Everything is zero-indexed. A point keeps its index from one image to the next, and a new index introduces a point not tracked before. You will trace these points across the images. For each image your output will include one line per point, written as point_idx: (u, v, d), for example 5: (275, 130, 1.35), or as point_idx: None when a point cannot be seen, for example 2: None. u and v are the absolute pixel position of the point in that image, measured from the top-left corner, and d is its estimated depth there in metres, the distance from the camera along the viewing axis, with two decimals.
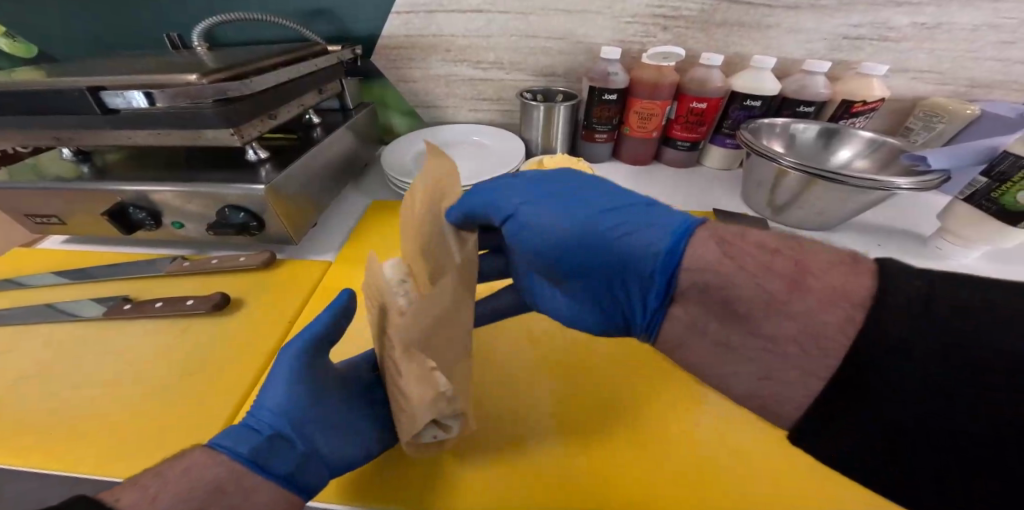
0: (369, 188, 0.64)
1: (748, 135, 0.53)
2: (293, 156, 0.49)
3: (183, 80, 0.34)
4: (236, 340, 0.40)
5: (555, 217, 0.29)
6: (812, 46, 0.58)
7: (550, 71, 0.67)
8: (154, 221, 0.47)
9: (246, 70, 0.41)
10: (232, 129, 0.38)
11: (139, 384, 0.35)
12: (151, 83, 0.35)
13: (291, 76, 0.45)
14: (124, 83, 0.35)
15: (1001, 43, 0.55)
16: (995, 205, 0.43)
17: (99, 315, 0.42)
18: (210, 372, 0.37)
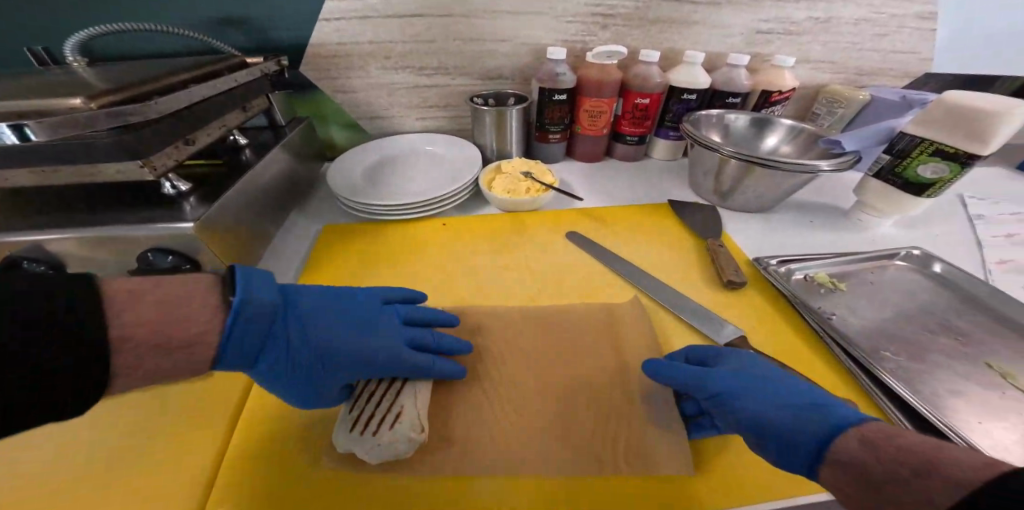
0: (317, 211, 0.59)
1: (690, 128, 0.56)
2: (223, 185, 0.43)
3: (67, 106, 0.29)
4: (192, 398, 0.34)
5: (755, 384, 0.30)
6: (732, 40, 0.62)
7: (496, 73, 0.65)
8: None
9: (148, 90, 0.35)
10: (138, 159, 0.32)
11: (70, 469, 0.29)
12: (27, 111, 0.29)
13: (208, 94, 0.39)
14: None
15: (878, 35, 0.61)
16: (900, 179, 0.49)
17: None
18: (163, 439, 0.31)
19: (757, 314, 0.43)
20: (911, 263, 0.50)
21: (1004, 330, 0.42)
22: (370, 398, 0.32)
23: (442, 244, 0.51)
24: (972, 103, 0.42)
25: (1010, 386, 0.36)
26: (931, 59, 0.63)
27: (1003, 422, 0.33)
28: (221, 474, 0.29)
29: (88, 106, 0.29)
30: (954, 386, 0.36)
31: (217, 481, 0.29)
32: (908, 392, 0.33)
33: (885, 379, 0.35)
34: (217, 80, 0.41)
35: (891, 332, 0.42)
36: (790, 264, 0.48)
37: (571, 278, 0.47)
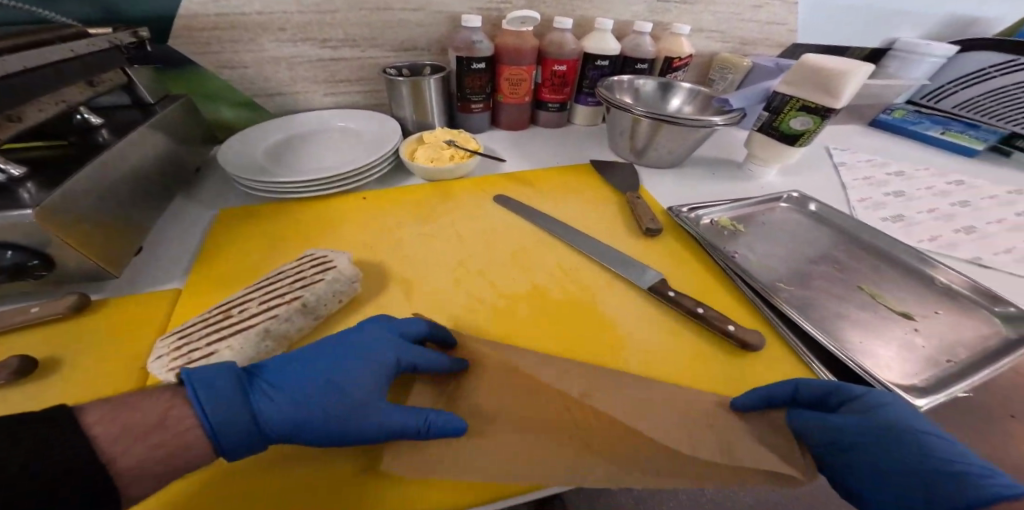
0: (212, 197, 0.52)
1: (605, 93, 0.59)
2: (73, 167, 0.36)
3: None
4: (66, 409, 0.29)
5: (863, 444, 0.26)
6: (636, 9, 0.65)
7: (410, 44, 0.62)
8: (12, 273, 0.32)
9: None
10: None
11: None
12: None
13: (33, 62, 0.33)
14: None
15: (756, 7, 0.68)
16: (777, 132, 0.56)
17: None
18: None
19: (672, 258, 0.47)
20: (793, 204, 0.58)
21: (867, 257, 0.50)
22: (208, 333, 0.31)
23: (363, 218, 0.48)
24: (826, 64, 0.49)
25: (880, 306, 0.44)
26: (798, 30, 0.73)
27: (878, 340, 0.40)
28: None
29: None
30: (836, 310, 0.43)
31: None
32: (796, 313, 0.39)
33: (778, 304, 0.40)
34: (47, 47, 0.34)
35: (780, 265, 0.48)
36: (698, 210, 0.53)
37: (500, 239, 0.47)
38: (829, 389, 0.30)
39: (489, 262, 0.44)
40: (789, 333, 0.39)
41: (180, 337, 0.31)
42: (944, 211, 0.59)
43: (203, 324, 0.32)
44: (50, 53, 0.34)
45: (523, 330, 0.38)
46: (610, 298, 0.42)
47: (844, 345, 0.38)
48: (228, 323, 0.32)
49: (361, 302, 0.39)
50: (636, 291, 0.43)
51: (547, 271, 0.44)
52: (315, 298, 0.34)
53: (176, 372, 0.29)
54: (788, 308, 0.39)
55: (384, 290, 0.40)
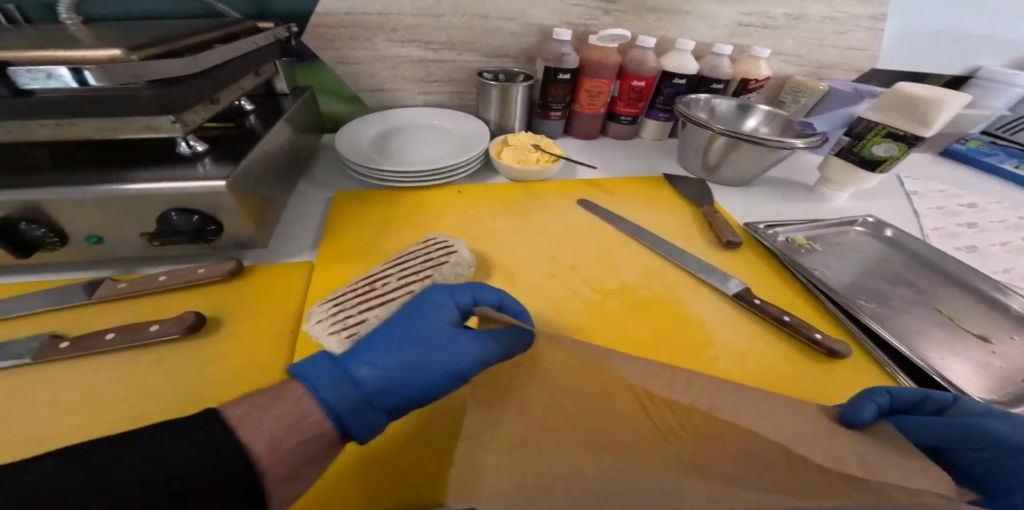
0: (323, 179, 0.58)
1: (683, 109, 0.62)
2: (239, 149, 0.43)
3: (104, 56, 0.28)
4: (231, 361, 0.35)
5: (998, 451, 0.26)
6: (718, 31, 0.68)
7: (501, 51, 0.67)
8: (193, 234, 0.38)
9: (179, 47, 0.34)
10: (172, 116, 0.32)
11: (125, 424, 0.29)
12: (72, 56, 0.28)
13: (230, 57, 0.39)
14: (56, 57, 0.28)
15: (839, 32, 0.70)
16: (857, 157, 0.58)
17: (25, 360, 0.32)
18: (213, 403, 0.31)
19: (753, 269, 0.49)
20: (868, 228, 0.59)
21: (944, 282, 0.51)
22: (356, 304, 0.36)
23: (461, 210, 0.52)
24: (916, 92, 0.51)
25: (956, 327, 0.44)
26: (878, 55, 0.74)
27: (956, 356, 0.41)
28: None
29: (128, 56, 0.29)
30: (913, 326, 0.44)
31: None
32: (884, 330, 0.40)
33: (864, 318, 0.42)
34: (240, 41, 0.41)
35: (856, 282, 0.50)
36: (775, 228, 0.55)
37: (588, 239, 0.50)
38: (922, 394, 0.29)
39: (580, 260, 0.48)
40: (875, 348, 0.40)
41: (334, 304, 0.37)
42: (1017, 245, 0.59)
43: (348, 297, 0.37)
44: (240, 47, 0.41)
45: (619, 325, 0.41)
46: (696, 301, 0.45)
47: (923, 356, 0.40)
48: (374, 294, 0.37)
49: (469, 286, 0.43)
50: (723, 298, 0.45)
51: (634, 272, 0.47)
52: (441, 276, 0.39)
53: (335, 335, 0.33)
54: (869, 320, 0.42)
55: (489, 276, 0.44)
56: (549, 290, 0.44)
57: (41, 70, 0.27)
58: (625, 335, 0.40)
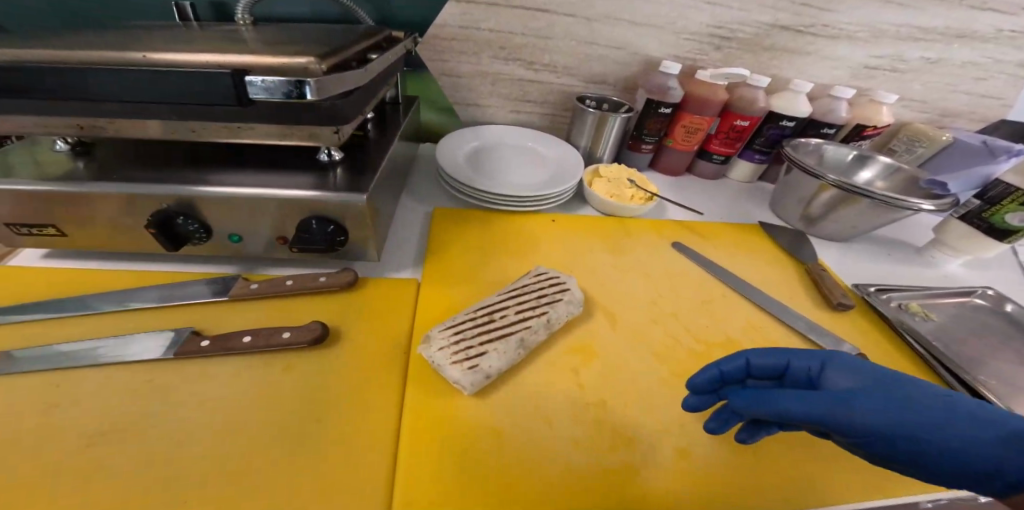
0: (421, 193, 0.59)
1: (790, 152, 0.61)
2: (368, 160, 0.45)
3: (300, 64, 0.31)
4: (353, 378, 0.35)
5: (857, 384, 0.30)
6: (840, 72, 0.65)
7: (600, 78, 0.68)
8: (326, 243, 0.39)
9: (349, 57, 0.38)
10: (336, 126, 0.34)
11: (258, 435, 0.30)
12: (268, 68, 0.30)
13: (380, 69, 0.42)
14: (260, 66, 0.30)
15: (977, 79, 0.65)
16: (985, 223, 0.56)
17: (170, 354, 0.34)
18: (335, 425, 0.31)
19: (864, 334, 0.47)
20: (987, 300, 0.55)
21: None
22: (474, 336, 0.36)
23: (557, 239, 0.52)
24: None
25: None
26: (1011, 105, 0.69)
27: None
28: (401, 459, 0.30)
29: (316, 67, 0.31)
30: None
31: (402, 467, 0.29)
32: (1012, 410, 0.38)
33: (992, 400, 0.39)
34: (388, 54, 0.44)
35: (978, 359, 0.46)
36: (886, 292, 0.52)
37: (687, 285, 0.49)
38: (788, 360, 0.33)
39: (680, 305, 0.47)
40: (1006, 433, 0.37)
41: (454, 332, 0.36)
42: None
43: (468, 324, 0.37)
44: (386, 58, 0.44)
45: None
46: None
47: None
48: (494, 325, 0.37)
49: (573, 323, 0.43)
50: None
51: (738, 326, 0.45)
52: (556, 314, 0.38)
53: (459, 366, 0.33)
54: (993, 398, 0.39)
55: (593, 315, 0.44)
56: (654, 335, 0.43)
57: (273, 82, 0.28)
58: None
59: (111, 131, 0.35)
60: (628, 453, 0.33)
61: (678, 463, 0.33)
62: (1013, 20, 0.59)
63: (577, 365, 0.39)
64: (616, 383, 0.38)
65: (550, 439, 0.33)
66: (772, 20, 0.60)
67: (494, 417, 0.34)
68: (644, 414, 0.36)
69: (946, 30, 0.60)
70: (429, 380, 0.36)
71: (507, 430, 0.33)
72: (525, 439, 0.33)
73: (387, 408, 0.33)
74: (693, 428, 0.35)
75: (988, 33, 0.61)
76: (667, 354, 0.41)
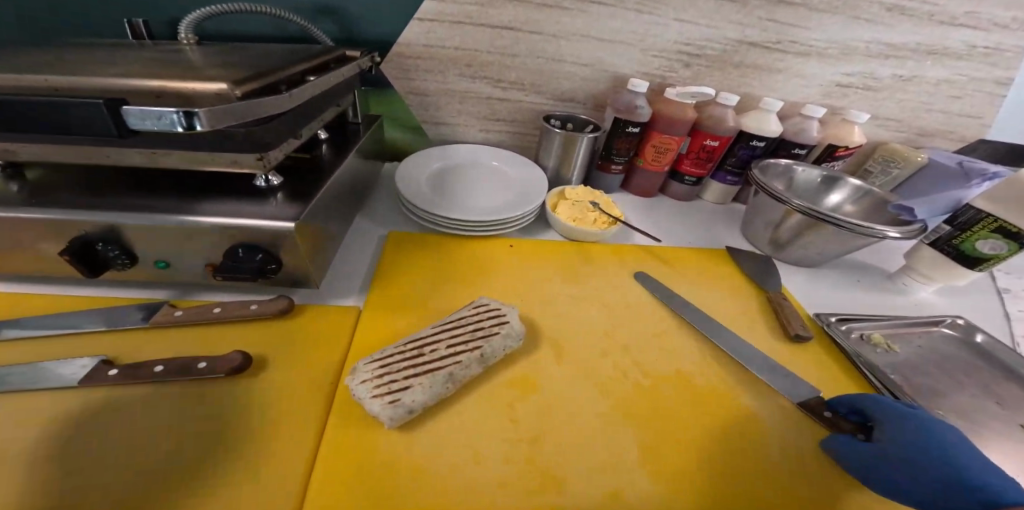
0: (380, 216, 0.58)
1: (758, 175, 0.60)
2: (311, 185, 0.42)
3: (212, 91, 0.28)
4: (271, 408, 0.32)
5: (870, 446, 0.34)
6: (810, 90, 0.64)
7: (569, 96, 0.66)
8: (257, 273, 0.37)
9: (279, 79, 0.35)
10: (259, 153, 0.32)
11: (151, 475, 0.27)
12: (168, 94, 0.28)
13: (320, 89, 0.39)
14: (162, 91, 0.28)
15: (952, 97, 0.64)
16: (955, 250, 0.54)
17: (73, 381, 0.31)
18: (242, 460, 0.29)
19: (822, 369, 0.45)
20: (955, 330, 0.53)
21: None
22: (400, 370, 0.34)
23: (512, 266, 0.51)
24: None
25: None
26: (991, 126, 0.67)
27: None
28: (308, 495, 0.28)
29: (231, 92, 0.28)
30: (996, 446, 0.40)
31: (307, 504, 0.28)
32: None
33: None
34: (330, 74, 0.41)
35: (939, 394, 0.45)
36: (848, 322, 0.51)
37: (643, 315, 0.48)
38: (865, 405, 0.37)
39: (633, 336, 0.45)
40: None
41: (381, 365, 0.34)
42: None
43: (394, 359, 0.35)
44: (329, 79, 0.41)
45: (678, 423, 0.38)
46: (761, 402, 0.41)
47: None
48: (423, 360, 0.35)
49: (518, 357, 0.41)
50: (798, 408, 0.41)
51: (691, 360, 0.44)
52: (491, 349, 0.37)
53: (380, 400, 0.32)
54: None
55: (537, 347, 0.42)
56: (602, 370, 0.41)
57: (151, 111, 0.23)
58: (677, 435, 0.36)
59: (26, 154, 0.33)
60: (556, 496, 0.31)
61: (611, 506, 0.31)
62: (986, 35, 0.58)
63: (513, 399, 0.37)
64: (555, 420, 0.36)
65: (474, 476, 0.31)
66: (741, 36, 0.59)
67: (417, 452, 0.32)
68: (578, 456, 0.34)
69: (916, 47, 0.59)
70: (354, 412, 0.34)
71: (429, 471, 0.31)
72: (446, 477, 0.31)
73: (304, 439, 0.31)
74: (630, 469, 0.33)
75: (961, 50, 0.59)
76: (612, 391, 0.39)
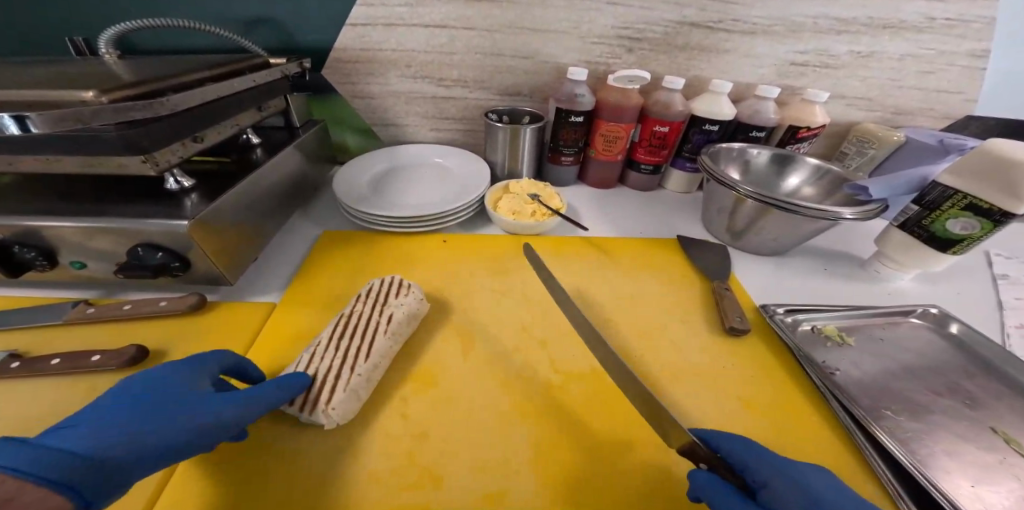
0: (322, 217, 0.59)
1: (708, 161, 0.56)
2: (226, 184, 0.43)
3: (78, 98, 0.30)
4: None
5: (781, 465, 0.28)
6: (764, 71, 0.61)
7: (513, 90, 0.65)
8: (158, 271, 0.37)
9: (167, 86, 0.37)
10: (143, 156, 0.32)
11: None
12: (44, 102, 0.30)
13: (223, 92, 0.40)
14: (43, 99, 0.30)
15: (922, 72, 0.59)
16: (926, 232, 0.49)
17: None
18: None
19: (756, 365, 0.42)
20: (926, 320, 0.49)
21: (1012, 398, 0.40)
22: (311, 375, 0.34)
23: (441, 262, 0.51)
24: (1018, 154, 0.41)
25: (1010, 451, 0.36)
26: (976, 100, 0.61)
27: (993, 487, 0.33)
28: (170, 484, 0.29)
29: (98, 99, 0.30)
30: (950, 447, 0.35)
31: (162, 496, 0.28)
32: (901, 450, 0.33)
33: (878, 435, 0.34)
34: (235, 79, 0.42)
35: (894, 389, 0.41)
36: (797, 313, 0.47)
37: (566, 309, 0.47)
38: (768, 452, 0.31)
39: (551, 331, 0.44)
40: (888, 476, 0.33)
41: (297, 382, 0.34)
42: None
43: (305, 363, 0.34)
44: (235, 83, 0.42)
45: (580, 420, 0.36)
46: (678, 397, 0.38)
47: (926, 469, 0.33)
48: (329, 342, 0.36)
49: (427, 352, 0.41)
50: (720, 406, 0.38)
51: None
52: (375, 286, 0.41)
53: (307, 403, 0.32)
54: (887, 439, 0.34)
55: (445, 343, 0.42)
56: (511, 365, 0.40)
57: None
58: (573, 429, 0.35)
59: None
60: (428, 492, 0.30)
61: (482, 505, 0.30)
62: (944, 6, 0.53)
63: (407, 394, 0.37)
64: (448, 415, 0.35)
65: (347, 471, 0.31)
66: (679, 18, 0.57)
67: (296, 445, 0.32)
68: (462, 455, 0.33)
69: (869, 21, 0.55)
70: None
71: (300, 465, 0.31)
72: (315, 469, 0.31)
73: None
74: (514, 466, 0.32)
75: (920, 22, 0.55)
76: (516, 387, 0.38)
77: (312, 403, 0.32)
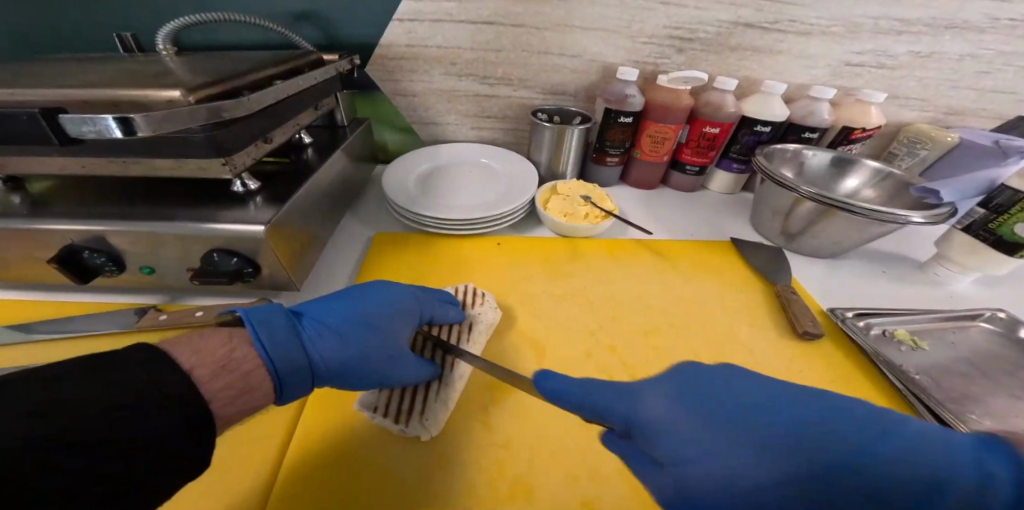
0: (370, 217, 0.58)
1: (764, 162, 0.55)
2: (289, 187, 0.41)
3: (165, 98, 0.29)
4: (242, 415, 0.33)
5: (704, 405, 0.26)
6: (817, 71, 0.60)
7: (559, 89, 0.64)
8: (233, 277, 0.36)
9: (240, 85, 0.36)
10: (223, 157, 0.31)
11: None
12: (129, 103, 0.29)
13: (290, 91, 0.39)
14: (125, 99, 0.29)
15: (980, 72, 0.58)
16: (993, 235, 0.48)
17: None
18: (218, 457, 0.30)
19: (833, 371, 0.41)
20: (995, 325, 0.48)
21: None
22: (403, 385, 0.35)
23: (499, 265, 0.50)
24: None
25: None
26: None
27: None
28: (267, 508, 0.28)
29: (185, 99, 0.29)
30: None
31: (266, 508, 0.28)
32: None
33: None
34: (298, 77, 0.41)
35: (977, 395, 0.40)
36: (867, 318, 0.47)
37: (631, 314, 0.46)
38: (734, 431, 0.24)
39: (620, 337, 0.43)
40: None
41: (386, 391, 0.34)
42: None
43: None
44: (299, 81, 0.41)
45: None
46: None
47: None
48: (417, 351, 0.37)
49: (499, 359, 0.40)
50: None
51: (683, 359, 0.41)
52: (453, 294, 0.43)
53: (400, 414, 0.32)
54: None
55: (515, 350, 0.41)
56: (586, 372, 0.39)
57: (88, 121, 0.24)
58: None
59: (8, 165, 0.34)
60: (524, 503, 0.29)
61: None
62: (1006, 5, 0.52)
63: (487, 403, 0.36)
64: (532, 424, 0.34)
65: (439, 481, 0.30)
66: (734, 17, 0.56)
67: (384, 455, 0.32)
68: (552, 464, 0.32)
69: (931, 21, 0.54)
70: (325, 410, 0.34)
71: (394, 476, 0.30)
72: (408, 482, 0.30)
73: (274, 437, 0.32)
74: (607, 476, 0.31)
75: (982, 23, 0.54)
76: None
77: (407, 413, 0.33)
